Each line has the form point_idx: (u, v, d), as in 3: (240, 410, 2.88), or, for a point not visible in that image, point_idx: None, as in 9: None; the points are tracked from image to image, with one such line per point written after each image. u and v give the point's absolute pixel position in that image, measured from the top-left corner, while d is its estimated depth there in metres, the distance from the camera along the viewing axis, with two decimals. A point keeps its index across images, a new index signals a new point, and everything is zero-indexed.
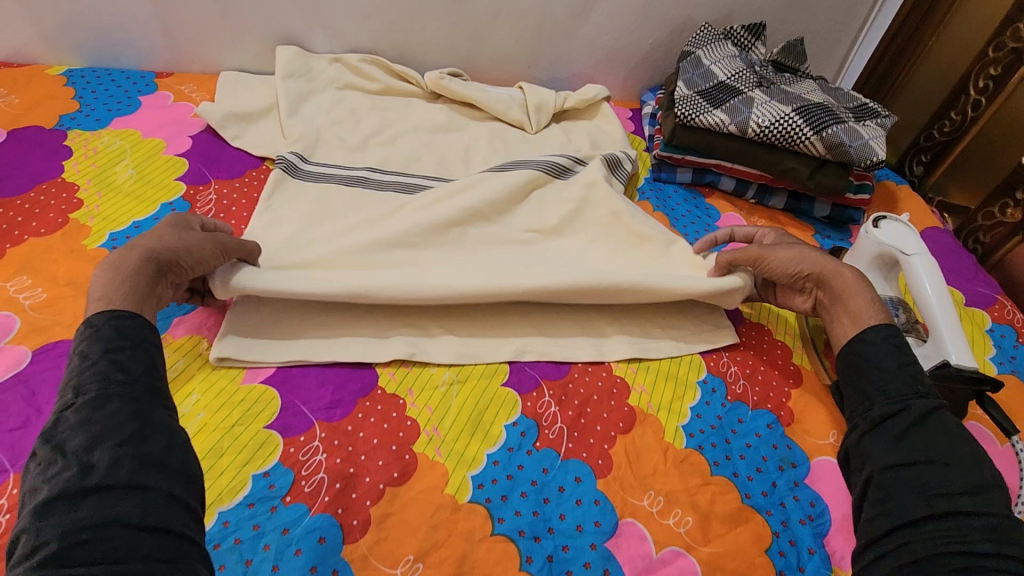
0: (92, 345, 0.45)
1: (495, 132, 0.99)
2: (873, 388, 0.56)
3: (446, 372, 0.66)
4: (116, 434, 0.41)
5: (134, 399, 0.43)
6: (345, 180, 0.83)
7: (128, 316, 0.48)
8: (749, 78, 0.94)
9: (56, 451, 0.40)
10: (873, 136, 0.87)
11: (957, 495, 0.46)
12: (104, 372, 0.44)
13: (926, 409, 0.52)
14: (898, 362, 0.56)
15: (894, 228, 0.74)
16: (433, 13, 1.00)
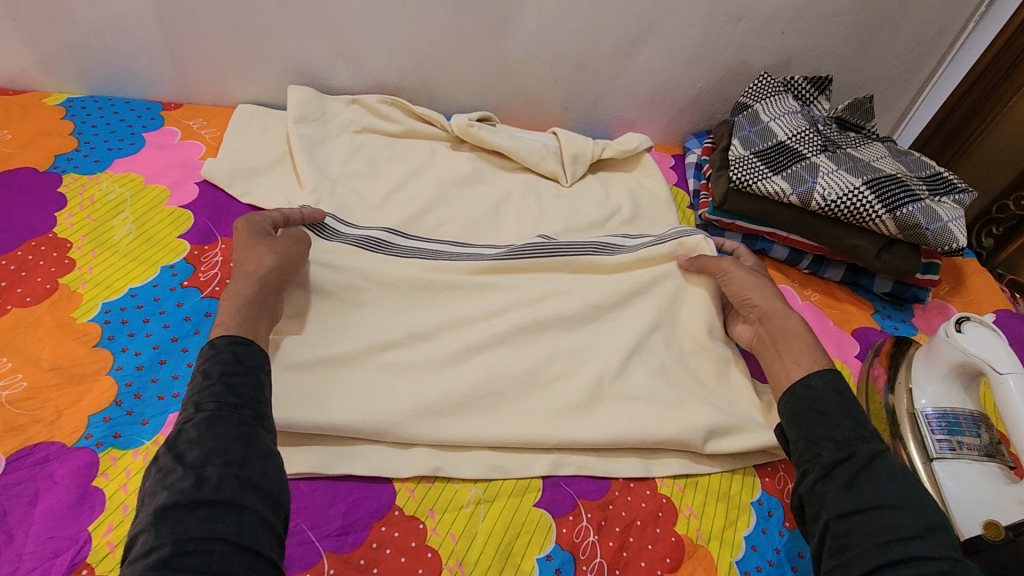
0: (210, 364, 0.52)
1: (528, 185, 0.91)
2: (819, 432, 0.56)
3: (472, 488, 0.59)
4: (223, 452, 0.47)
5: (242, 422, 0.50)
6: (361, 241, 0.76)
7: (244, 340, 0.55)
8: (813, 139, 0.84)
9: (174, 460, 0.46)
10: (952, 218, 0.77)
11: (910, 541, 0.48)
12: (220, 393, 0.51)
13: (868, 452, 0.53)
14: (842, 406, 0.57)
15: (980, 335, 0.65)
16: (464, 49, 0.92)
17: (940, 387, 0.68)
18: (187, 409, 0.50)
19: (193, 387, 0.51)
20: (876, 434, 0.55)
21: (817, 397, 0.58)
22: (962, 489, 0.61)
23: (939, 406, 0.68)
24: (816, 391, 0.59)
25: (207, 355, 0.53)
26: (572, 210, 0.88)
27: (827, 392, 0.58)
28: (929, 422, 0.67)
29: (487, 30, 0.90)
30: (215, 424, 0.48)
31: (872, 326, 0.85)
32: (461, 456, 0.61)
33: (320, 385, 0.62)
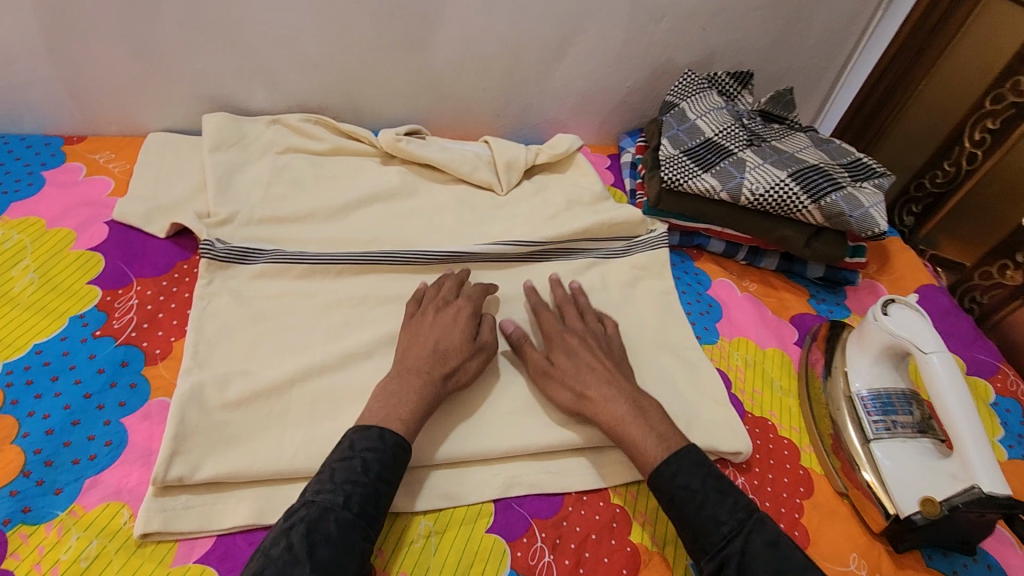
0: (372, 455, 0.53)
1: (462, 197, 0.89)
2: (698, 539, 0.53)
3: (422, 521, 0.58)
4: (345, 563, 0.47)
5: (366, 533, 0.50)
6: (274, 258, 0.74)
7: (405, 445, 0.56)
8: (739, 134, 0.86)
9: (306, 550, 0.47)
10: (873, 203, 0.79)
11: None
12: (365, 498, 0.51)
13: (738, 551, 0.51)
14: (694, 501, 0.54)
15: (904, 316, 0.68)
16: (385, 61, 0.89)
17: (872, 369, 0.71)
18: (333, 491, 0.51)
19: (348, 469, 0.52)
20: (733, 521, 0.53)
21: (670, 501, 0.55)
22: (899, 466, 0.64)
23: (873, 387, 0.70)
24: (663, 494, 0.56)
25: (372, 441, 0.54)
26: (509, 221, 0.88)
27: (673, 494, 0.55)
28: (864, 403, 0.69)
29: (409, 42, 0.87)
30: (351, 528, 0.49)
31: (808, 312, 0.87)
32: (408, 489, 0.59)
33: (254, 422, 0.60)
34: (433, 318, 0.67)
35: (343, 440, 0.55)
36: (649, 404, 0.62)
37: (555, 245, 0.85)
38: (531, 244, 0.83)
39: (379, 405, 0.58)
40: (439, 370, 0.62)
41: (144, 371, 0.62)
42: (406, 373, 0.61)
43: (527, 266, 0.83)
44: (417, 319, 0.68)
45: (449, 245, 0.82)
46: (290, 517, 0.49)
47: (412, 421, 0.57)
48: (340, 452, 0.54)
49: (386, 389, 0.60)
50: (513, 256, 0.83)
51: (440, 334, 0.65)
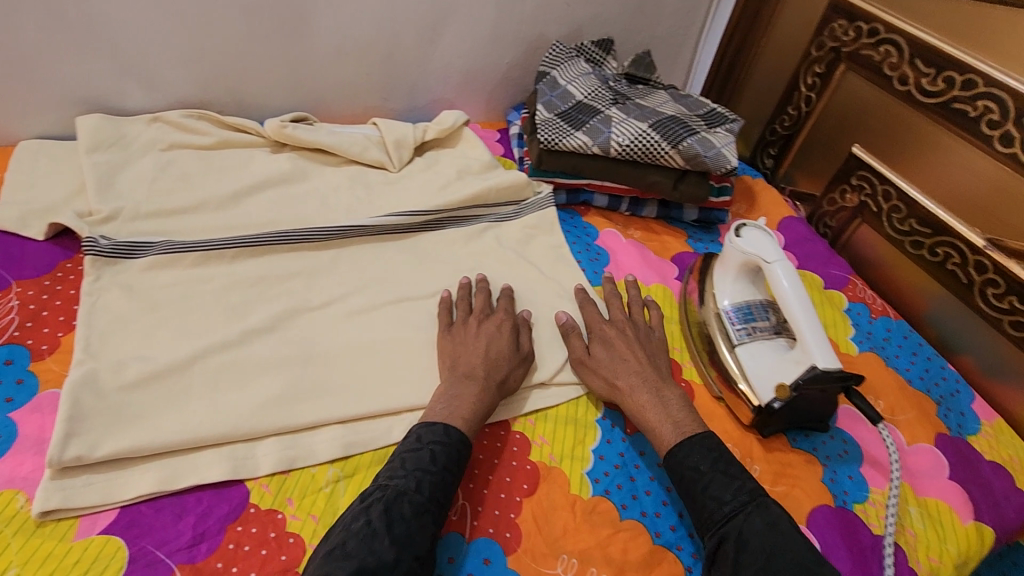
0: (440, 446, 0.58)
1: (356, 177, 0.92)
2: (702, 517, 0.58)
3: (330, 468, 0.60)
4: (417, 542, 0.51)
5: (436, 519, 0.54)
6: (164, 248, 0.74)
7: (467, 442, 0.60)
8: (605, 95, 0.94)
9: (381, 527, 0.51)
10: (724, 144, 0.89)
11: None
12: (433, 486, 0.55)
13: (736, 530, 0.56)
14: (701, 484, 0.59)
15: (754, 236, 0.77)
16: (263, 52, 0.91)
17: (734, 287, 0.80)
18: (406, 476, 0.55)
19: (418, 457, 0.57)
20: (736, 505, 0.57)
21: (680, 481, 0.60)
22: (757, 361, 0.72)
23: (737, 301, 0.79)
24: (676, 474, 0.61)
25: (439, 435, 0.59)
26: (404, 195, 0.92)
27: (684, 474, 0.60)
28: (729, 316, 0.78)
29: (283, 31, 0.90)
30: (423, 512, 0.53)
31: (687, 251, 0.96)
32: (314, 441, 0.61)
33: (154, 400, 0.61)
34: (478, 328, 0.71)
35: (411, 435, 0.60)
36: (669, 391, 0.68)
37: (447, 213, 0.89)
38: (423, 214, 0.87)
39: (443, 406, 0.62)
40: (497, 375, 0.66)
41: (31, 366, 0.62)
42: (463, 380, 0.65)
43: (424, 235, 0.87)
44: (460, 331, 0.71)
45: (343, 221, 0.84)
46: (367, 498, 0.54)
47: (474, 421, 0.62)
48: (408, 445, 0.59)
49: (447, 391, 0.64)
50: (408, 226, 0.86)
51: (489, 342, 0.69)
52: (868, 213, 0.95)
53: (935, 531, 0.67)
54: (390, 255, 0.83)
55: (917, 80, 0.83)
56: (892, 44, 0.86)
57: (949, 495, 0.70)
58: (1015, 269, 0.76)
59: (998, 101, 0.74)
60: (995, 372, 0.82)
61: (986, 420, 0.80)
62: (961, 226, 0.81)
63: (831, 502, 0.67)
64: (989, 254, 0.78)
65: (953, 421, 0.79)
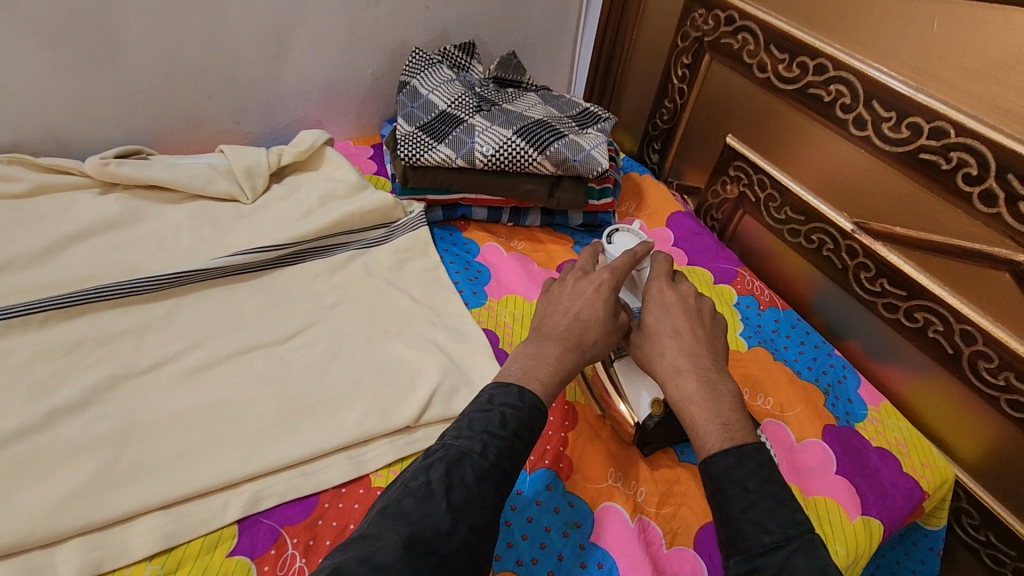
0: (511, 411, 0.52)
1: (202, 213, 0.83)
2: (732, 538, 0.48)
3: (148, 566, 0.52)
4: (475, 512, 0.46)
5: (501, 487, 0.49)
6: None
7: (543, 407, 0.54)
8: (469, 102, 0.89)
9: (445, 488, 0.46)
10: (594, 145, 0.85)
11: None
12: (500, 452, 0.49)
13: (776, 566, 0.45)
14: (743, 505, 0.48)
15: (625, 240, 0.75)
16: (76, 81, 0.81)
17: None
18: (472, 438, 0.49)
19: (487, 419, 0.51)
20: (782, 537, 0.46)
21: (718, 493, 0.50)
22: (632, 375, 0.68)
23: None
24: (714, 485, 0.51)
25: (513, 395, 0.54)
26: (259, 229, 0.83)
27: (726, 488, 0.50)
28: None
29: (95, 58, 0.80)
30: (486, 479, 0.48)
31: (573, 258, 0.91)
32: (130, 534, 0.53)
33: None
34: (573, 285, 0.66)
35: (482, 393, 0.55)
36: (720, 383, 0.58)
37: (305, 243, 0.81)
38: (276, 248, 0.79)
39: (518, 367, 0.57)
40: (582, 341, 0.61)
41: None
42: (547, 340, 0.60)
43: (281, 270, 0.79)
44: (556, 292, 0.66)
45: (180, 265, 0.75)
46: (429, 456, 0.49)
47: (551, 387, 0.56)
48: (479, 404, 0.53)
49: (526, 356, 0.59)
50: (260, 264, 0.78)
51: (581, 303, 0.63)
52: (748, 204, 0.94)
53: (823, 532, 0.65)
54: (241, 297, 0.75)
55: (775, 67, 0.82)
56: (748, 31, 0.84)
57: (836, 491, 0.68)
58: (881, 251, 0.76)
59: (847, 84, 0.73)
60: (879, 354, 0.82)
61: (872, 405, 0.79)
62: (831, 212, 0.80)
63: None
64: (857, 238, 0.78)
65: (840, 409, 0.78)
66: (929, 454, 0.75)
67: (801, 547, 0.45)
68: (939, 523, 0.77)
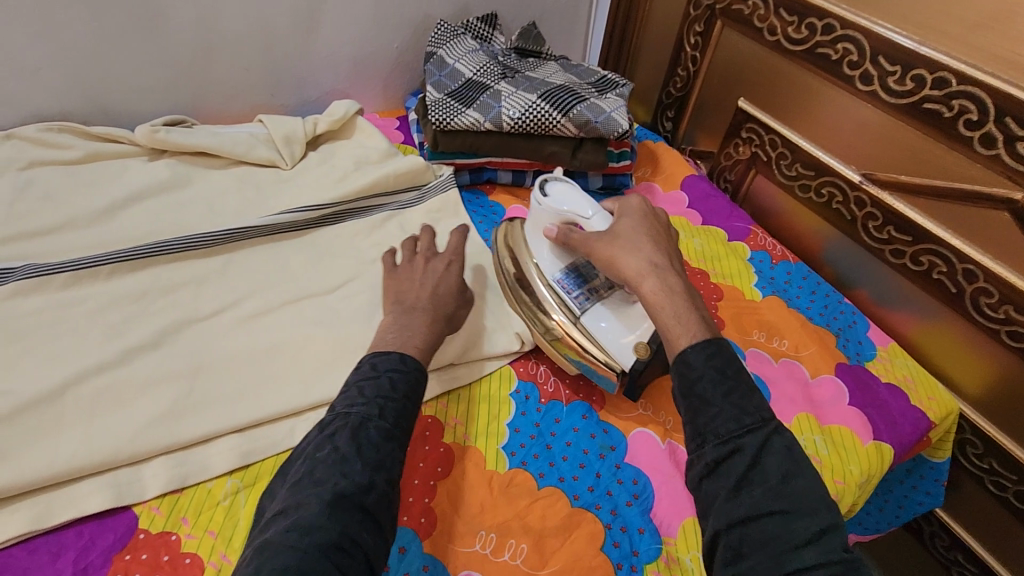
0: (398, 374, 0.56)
1: (244, 178, 0.88)
2: (701, 422, 0.51)
3: (228, 481, 0.58)
4: (389, 467, 0.50)
5: (401, 445, 0.53)
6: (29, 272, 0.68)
7: (423, 371, 0.59)
8: (494, 70, 0.93)
9: (351, 452, 0.49)
10: (614, 108, 0.90)
11: (803, 549, 0.44)
12: (394, 415, 0.53)
13: (755, 445, 0.49)
14: (721, 389, 0.51)
15: (559, 191, 0.73)
16: (123, 52, 0.85)
17: (547, 255, 0.73)
18: (367, 404, 0.53)
19: (377, 385, 0.55)
20: (759, 420, 0.50)
21: (696, 380, 0.52)
22: (606, 323, 0.67)
23: (564, 268, 0.72)
24: (690, 373, 0.53)
25: (395, 363, 0.57)
26: (299, 192, 0.88)
27: (706, 373, 0.52)
28: (562, 285, 0.71)
29: (140, 31, 0.84)
30: (391, 437, 0.52)
31: None
32: (209, 454, 0.59)
33: (24, 435, 0.56)
34: (425, 267, 0.71)
35: (364, 364, 0.58)
36: None
37: (343, 205, 0.86)
38: (318, 208, 0.84)
39: (393, 334, 0.62)
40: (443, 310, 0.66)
41: None
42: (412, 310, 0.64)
43: (322, 229, 0.84)
44: (406, 269, 0.71)
45: (230, 224, 0.80)
46: (328, 428, 0.52)
47: (427, 350, 0.61)
48: (363, 374, 0.56)
49: (396, 322, 0.63)
50: (304, 223, 0.83)
51: (438, 282, 0.69)
52: (760, 164, 0.98)
53: (839, 455, 0.70)
54: (287, 253, 0.80)
55: (784, 29, 0.86)
56: None
57: (849, 419, 0.74)
58: (888, 200, 0.80)
59: (854, 42, 0.78)
60: (887, 301, 0.87)
61: (881, 345, 0.84)
62: (840, 165, 0.85)
63: None
64: (865, 189, 0.83)
65: (851, 350, 0.83)
66: (935, 389, 0.80)
67: (772, 430, 0.50)
68: (944, 455, 0.82)
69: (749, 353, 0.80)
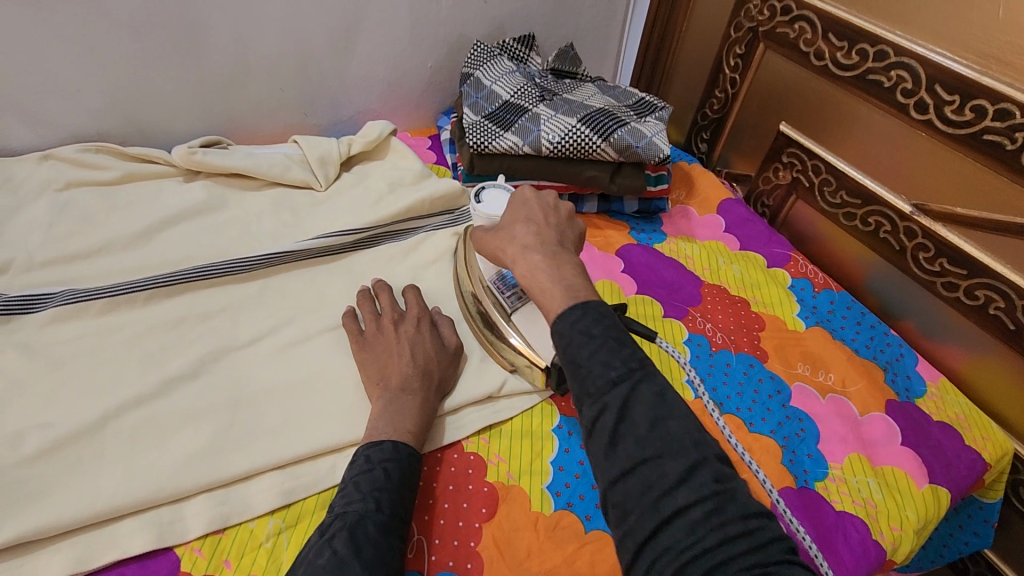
0: (392, 464, 0.55)
1: (279, 200, 0.87)
2: (578, 387, 0.50)
3: (270, 520, 0.56)
4: (389, 560, 0.49)
5: (399, 539, 0.52)
6: (69, 298, 0.67)
7: (417, 456, 0.58)
8: (532, 92, 0.92)
9: (351, 550, 0.48)
10: (654, 133, 0.88)
11: (674, 491, 0.43)
12: (390, 509, 0.53)
13: (622, 398, 0.47)
14: (589, 349, 0.50)
15: (492, 198, 0.73)
16: (161, 74, 0.84)
17: (483, 260, 0.74)
18: (364, 500, 0.52)
19: (371, 478, 0.54)
20: (624, 371, 0.49)
21: (567, 346, 0.51)
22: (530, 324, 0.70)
23: (495, 270, 0.73)
24: (563, 341, 0.52)
25: (387, 452, 0.56)
26: (333, 215, 0.87)
27: (572, 339, 0.51)
28: (496, 285, 0.72)
29: (178, 51, 0.84)
30: (389, 531, 0.51)
31: (631, 243, 0.95)
32: (251, 492, 0.57)
33: (63, 471, 0.55)
34: (396, 333, 0.67)
35: (358, 457, 0.57)
36: None
37: (380, 228, 0.85)
38: (354, 232, 0.82)
39: (385, 422, 0.59)
40: (429, 382, 0.64)
41: None
42: (399, 395, 0.61)
43: (357, 253, 0.83)
44: (375, 339, 0.67)
45: (266, 248, 0.79)
46: (326, 530, 0.51)
47: (420, 431, 0.60)
48: (357, 468, 0.56)
49: (383, 409, 0.60)
50: (340, 247, 0.81)
51: (414, 347, 0.66)
52: (801, 189, 0.96)
53: (894, 499, 0.67)
54: (323, 279, 0.79)
55: (833, 54, 0.85)
56: (806, 20, 0.87)
57: (903, 461, 0.71)
58: (941, 231, 0.78)
59: (909, 69, 0.76)
60: (935, 333, 0.84)
61: (932, 380, 0.81)
62: (889, 195, 0.83)
63: (793, 483, 0.68)
64: (916, 219, 0.80)
65: (900, 385, 0.80)
66: (989, 427, 0.77)
67: (640, 379, 0.49)
68: (996, 496, 0.79)
69: (795, 388, 0.78)
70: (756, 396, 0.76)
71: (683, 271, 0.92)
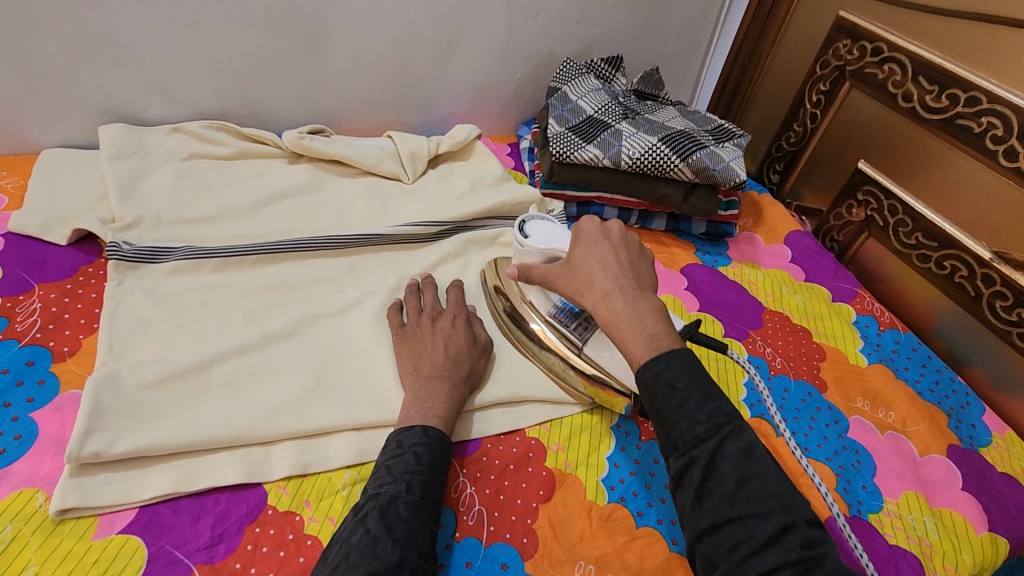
0: (422, 448, 0.57)
1: (371, 188, 0.94)
2: (670, 437, 0.50)
3: (347, 472, 0.61)
4: (420, 540, 0.51)
5: (428, 523, 0.53)
6: (187, 254, 0.75)
7: (448, 440, 0.60)
8: (616, 110, 0.97)
9: (383, 530, 0.50)
10: (732, 158, 0.91)
11: (762, 552, 0.43)
12: (420, 494, 0.54)
13: (708, 454, 0.47)
14: (675, 403, 0.50)
15: (539, 230, 0.73)
16: (280, 66, 0.93)
17: (537, 292, 0.75)
18: (395, 482, 0.54)
19: (404, 462, 0.55)
20: (712, 428, 0.48)
21: (651, 398, 0.51)
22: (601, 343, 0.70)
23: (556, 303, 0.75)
24: (646, 390, 0.51)
25: (418, 437, 0.58)
26: (418, 205, 0.93)
27: (657, 390, 0.51)
28: (559, 318, 0.74)
29: (299, 47, 0.92)
30: (419, 511, 0.53)
31: (696, 263, 0.98)
32: (331, 447, 0.62)
33: (172, 403, 0.61)
34: (434, 327, 0.70)
35: (389, 442, 0.59)
36: None
37: (461, 223, 0.90)
38: (436, 225, 0.87)
39: (417, 410, 0.61)
40: (461, 370, 0.66)
41: (52, 367, 0.63)
42: (430, 380, 0.64)
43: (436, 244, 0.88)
44: (414, 331, 0.70)
45: (357, 230, 0.85)
46: (361, 510, 0.52)
47: (449, 417, 0.62)
48: (389, 452, 0.57)
49: (415, 396, 0.62)
50: (423, 237, 0.87)
51: (449, 343, 0.68)
52: (875, 228, 0.97)
53: (949, 541, 0.67)
54: (405, 262, 0.84)
55: (922, 97, 0.86)
56: (895, 62, 0.90)
57: (962, 505, 0.70)
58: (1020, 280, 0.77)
59: (1000, 117, 0.76)
60: (1004, 385, 0.83)
61: (997, 432, 0.79)
62: (968, 240, 0.83)
63: (845, 511, 0.68)
64: (996, 267, 0.79)
65: (964, 432, 0.79)
66: None
67: (731, 434, 0.49)
68: None
69: (854, 422, 0.78)
70: (812, 422, 0.76)
71: (746, 295, 0.94)
